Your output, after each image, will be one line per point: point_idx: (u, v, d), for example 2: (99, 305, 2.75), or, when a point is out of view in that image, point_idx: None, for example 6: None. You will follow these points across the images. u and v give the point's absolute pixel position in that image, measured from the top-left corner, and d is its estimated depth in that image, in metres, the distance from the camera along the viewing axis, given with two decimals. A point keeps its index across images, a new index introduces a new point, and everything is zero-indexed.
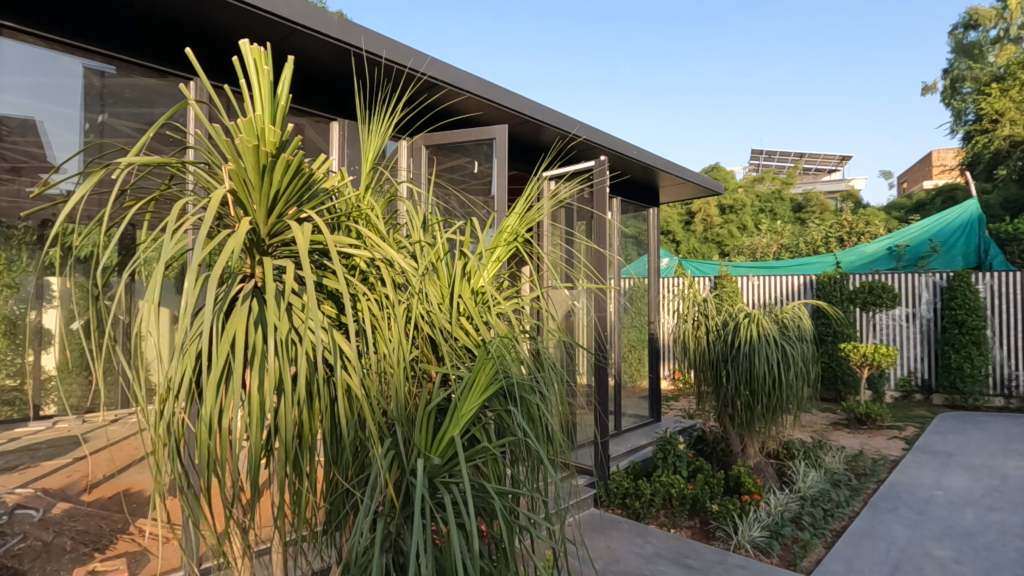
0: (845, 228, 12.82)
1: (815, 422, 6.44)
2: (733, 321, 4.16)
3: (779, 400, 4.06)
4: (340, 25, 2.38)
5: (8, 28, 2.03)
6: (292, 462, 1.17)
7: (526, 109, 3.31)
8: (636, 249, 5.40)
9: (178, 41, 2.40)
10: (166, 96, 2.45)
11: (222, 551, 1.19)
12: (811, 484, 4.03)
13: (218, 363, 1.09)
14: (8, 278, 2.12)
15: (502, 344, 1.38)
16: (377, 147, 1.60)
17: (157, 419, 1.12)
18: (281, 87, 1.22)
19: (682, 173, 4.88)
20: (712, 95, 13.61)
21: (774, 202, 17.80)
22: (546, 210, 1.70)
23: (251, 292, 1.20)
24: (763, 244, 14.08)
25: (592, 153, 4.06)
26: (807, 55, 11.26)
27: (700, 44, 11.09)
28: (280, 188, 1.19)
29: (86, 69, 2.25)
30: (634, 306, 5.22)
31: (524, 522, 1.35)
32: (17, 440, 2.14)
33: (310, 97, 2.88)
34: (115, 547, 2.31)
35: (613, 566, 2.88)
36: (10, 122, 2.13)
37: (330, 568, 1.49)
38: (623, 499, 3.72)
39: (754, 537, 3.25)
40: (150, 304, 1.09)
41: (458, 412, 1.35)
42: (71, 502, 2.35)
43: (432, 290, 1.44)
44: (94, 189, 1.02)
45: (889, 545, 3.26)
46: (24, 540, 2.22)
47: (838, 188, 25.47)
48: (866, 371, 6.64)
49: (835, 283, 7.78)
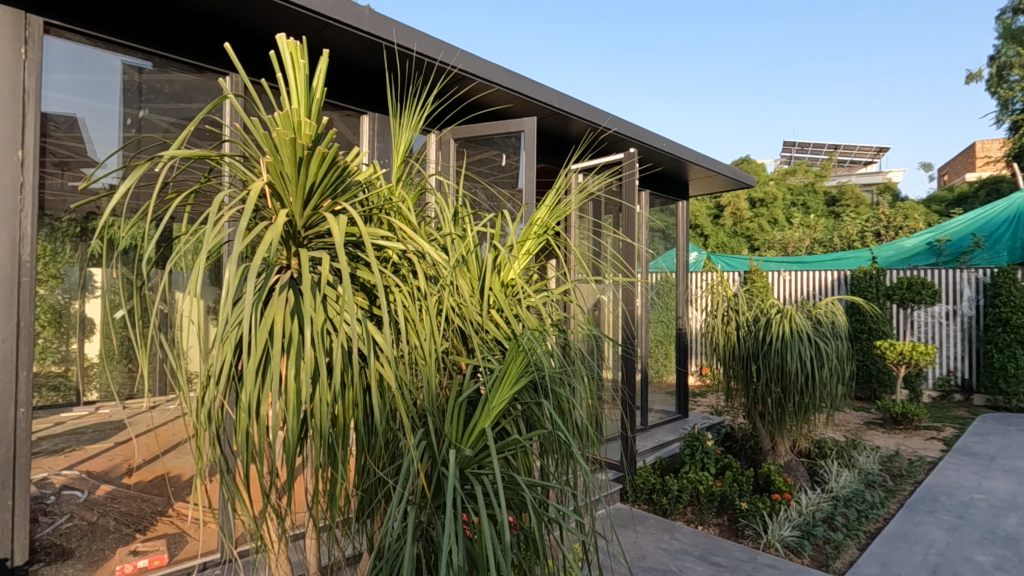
0: (881, 222, 12.49)
1: (849, 421, 6.29)
2: (765, 317, 4.08)
3: (811, 398, 3.96)
4: (372, 19, 2.40)
5: (55, 27, 2.12)
6: (327, 449, 1.19)
7: (556, 101, 3.29)
8: (664, 243, 5.31)
9: (217, 37, 2.51)
10: (203, 92, 2.55)
11: (259, 534, 1.22)
12: (844, 484, 3.95)
13: (256, 350, 1.12)
14: (53, 268, 2.15)
15: (533, 336, 1.38)
16: (408, 140, 1.61)
17: (197, 406, 1.15)
18: (317, 80, 1.22)
19: (713, 165, 4.79)
20: (742, 87, 13.35)
21: (808, 194, 17.26)
22: (576, 204, 1.69)
23: (287, 283, 1.22)
24: (795, 238, 13.77)
25: (621, 145, 4.02)
26: (843, 44, 10.87)
27: (732, 37, 10.91)
28: (316, 180, 1.21)
29: (125, 65, 2.33)
30: (661, 300, 5.15)
31: (554, 515, 1.36)
32: (61, 424, 2.16)
33: (342, 90, 2.91)
34: (155, 528, 2.41)
35: (641, 561, 2.86)
36: (56, 118, 2.14)
37: (361, 555, 1.51)
38: (650, 495, 3.70)
39: (784, 536, 3.20)
40: (191, 295, 1.12)
41: (488, 405, 1.35)
42: (114, 485, 2.51)
43: (463, 282, 1.44)
44: (138, 182, 1.04)
45: (927, 549, 3.16)
46: (71, 519, 2.26)
47: (875, 180, 24.67)
48: (903, 369, 6.45)
49: (871, 279, 7.50)
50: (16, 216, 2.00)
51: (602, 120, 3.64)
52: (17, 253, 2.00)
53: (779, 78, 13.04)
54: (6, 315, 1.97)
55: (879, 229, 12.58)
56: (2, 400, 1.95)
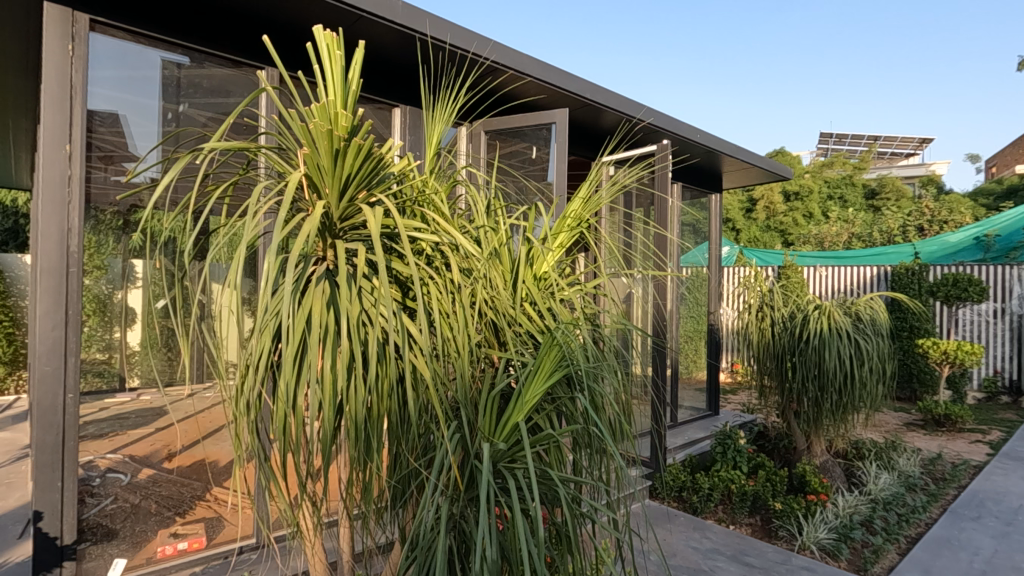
0: (925, 216, 12.09)
1: (887, 421, 6.09)
2: (802, 313, 3.97)
3: (850, 398, 3.84)
4: (406, 12, 2.40)
5: (101, 23, 2.18)
6: (362, 441, 1.20)
7: (588, 92, 3.24)
8: (697, 237, 5.20)
9: (255, 31, 2.54)
10: (240, 86, 2.60)
11: (295, 521, 1.23)
12: (884, 487, 3.84)
13: (294, 339, 1.13)
14: (97, 260, 2.21)
15: (567, 330, 1.36)
16: (440, 133, 1.60)
17: (236, 393, 1.17)
18: (353, 72, 1.22)
19: (749, 157, 4.67)
20: (778, 75, 12.92)
21: (845, 187, 16.70)
22: (608, 197, 1.66)
23: (324, 274, 1.23)
24: (832, 233, 13.38)
25: (655, 137, 3.95)
26: (887, 29, 10.44)
27: (768, 26, 10.57)
28: (352, 171, 1.21)
29: (164, 61, 2.39)
30: (692, 295, 5.05)
31: (586, 510, 1.34)
32: (106, 409, 2.21)
33: (374, 84, 2.92)
34: (194, 512, 2.46)
35: (671, 560, 2.83)
36: (101, 114, 2.21)
37: (393, 543, 1.53)
38: (680, 492, 3.65)
39: (820, 539, 3.12)
40: (231, 286, 1.13)
41: (522, 399, 1.33)
42: (155, 469, 2.40)
43: (497, 275, 1.43)
44: (181, 173, 1.06)
45: (972, 556, 3.04)
46: (115, 501, 2.24)
47: (917, 173, 23.77)
48: (946, 369, 6.22)
49: (913, 274, 7.20)
50: (64, 209, 2.08)
51: (636, 111, 3.59)
52: (65, 244, 2.08)
53: (818, 65, 12.63)
54: (55, 304, 2.05)
55: (922, 223, 12.16)
56: (51, 385, 2.04)
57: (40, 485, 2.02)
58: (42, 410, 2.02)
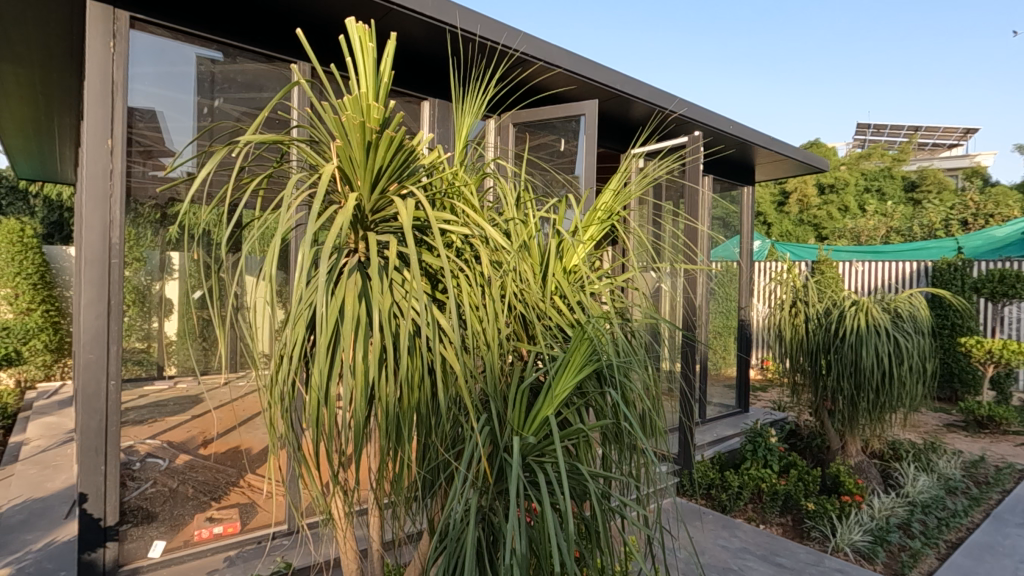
0: (969, 209, 11.68)
1: (927, 422, 5.91)
2: (838, 309, 3.86)
3: (888, 397, 3.72)
4: (435, 3, 2.39)
5: (140, 20, 2.23)
6: (393, 432, 1.20)
7: (617, 83, 3.19)
8: (728, 231, 5.09)
9: (288, 25, 2.57)
10: (273, 80, 2.62)
11: (326, 509, 1.24)
12: (922, 489, 3.72)
13: (328, 329, 1.14)
14: (136, 252, 2.28)
15: (598, 323, 1.34)
16: (470, 125, 1.59)
17: (271, 382, 1.19)
18: (384, 64, 1.21)
19: (783, 149, 4.54)
20: (817, 59, 12.50)
21: (883, 179, 16.14)
22: (639, 190, 1.63)
23: (356, 266, 1.24)
24: (869, 227, 13.00)
25: (687, 127, 3.87)
26: (936, 9, 10.00)
27: (806, 13, 10.22)
28: (384, 163, 1.21)
29: (199, 57, 2.43)
30: (722, 290, 4.96)
31: (616, 505, 1.32)
32: (145, 397, 2.28)
33: (404, 78, 2.94)
34: (229, 497, 2.51)
35: (701, 557, 2.81)
36: (140, 110, 2.27)
37: (422, 533, 1.55)
38: (708, 490, 3.61)
39: (854, 541, 3.05)
40: (265, 278, 1.14)
41: (552, 392, 1.31)
42: (191, 455, 2.48)
43: (527, 267, 1.42)
44: (217, 166, 1.06)
45: (1016, 563, 2.91)
46: (154, 485, 2.32)
47: (961, 164, 22.87)
48: (990, 369, 5.99)
49: (956, 270, 6.91)
50: (107, 202, 2.14)
51: (667, 102, 3.53)
52: (108, 236, 2.14)
53: (858, 49, 12.18)
54: (98, 294, 2.12)
55: (966, 216, 11.78)
56: (94, 372, 2.11)
57: (85, 468, 2.11)
58: (87, 395, 2.10)
